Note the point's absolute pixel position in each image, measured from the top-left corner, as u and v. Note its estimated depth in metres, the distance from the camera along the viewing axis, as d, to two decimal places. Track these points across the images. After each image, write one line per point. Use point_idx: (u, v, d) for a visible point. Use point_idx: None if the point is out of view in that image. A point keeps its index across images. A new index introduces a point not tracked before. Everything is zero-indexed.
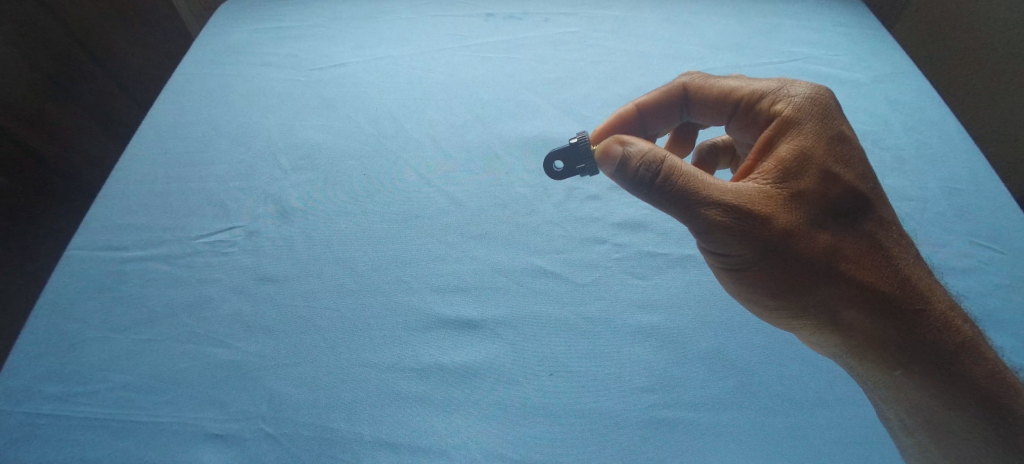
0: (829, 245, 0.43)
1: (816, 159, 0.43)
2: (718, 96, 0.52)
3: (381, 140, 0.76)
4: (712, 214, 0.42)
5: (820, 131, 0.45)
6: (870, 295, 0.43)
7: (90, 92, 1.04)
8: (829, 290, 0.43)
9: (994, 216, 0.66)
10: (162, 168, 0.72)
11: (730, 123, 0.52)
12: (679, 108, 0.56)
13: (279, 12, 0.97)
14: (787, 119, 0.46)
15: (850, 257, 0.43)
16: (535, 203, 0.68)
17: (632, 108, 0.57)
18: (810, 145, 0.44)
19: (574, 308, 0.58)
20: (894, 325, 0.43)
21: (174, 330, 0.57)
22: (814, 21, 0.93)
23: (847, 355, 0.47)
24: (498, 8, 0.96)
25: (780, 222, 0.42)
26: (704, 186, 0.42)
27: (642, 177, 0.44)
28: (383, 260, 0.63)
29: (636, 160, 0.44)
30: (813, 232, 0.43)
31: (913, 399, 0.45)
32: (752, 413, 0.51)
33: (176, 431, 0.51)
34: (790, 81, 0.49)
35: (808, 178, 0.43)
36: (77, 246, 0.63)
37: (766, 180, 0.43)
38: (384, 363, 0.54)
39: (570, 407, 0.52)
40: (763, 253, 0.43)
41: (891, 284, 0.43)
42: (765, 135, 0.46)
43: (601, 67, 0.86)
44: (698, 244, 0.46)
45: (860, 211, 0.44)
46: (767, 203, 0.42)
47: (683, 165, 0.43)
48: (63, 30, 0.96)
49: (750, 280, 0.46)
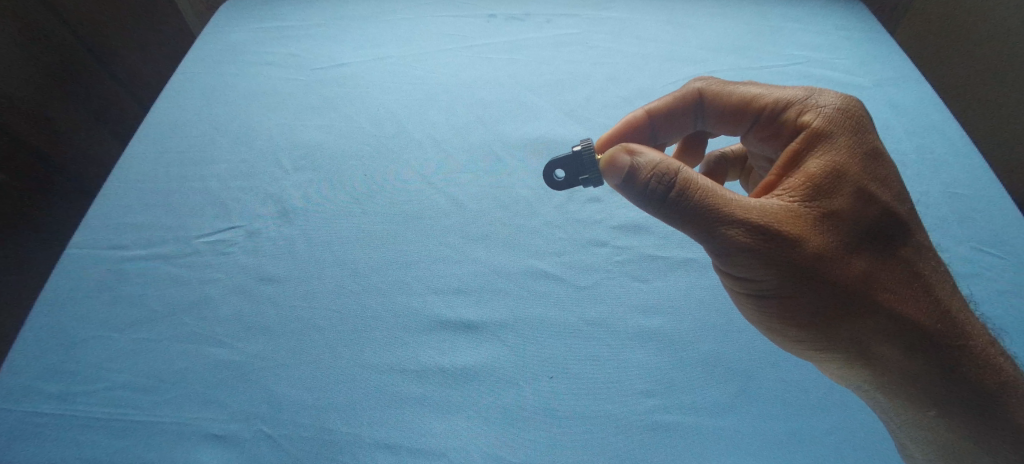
0: (863, 272, 0.41)
1: (849, 178, 0.42)
2: (737, 103, 0.51)
3: (382, 141, 0.76)
4: (731, 233, 0.40)
5: (853, 148, 0.43)
6: (905, 326, 0.41)
7: (91, 90, 1.05)
8: (861, 320, 0.41)
9: (995, 221, 0.66)
10: (163, 168, 0.72)
11: (749, 132, 0.51)
12: (693, 116, 0.55)
13: (281, 12, 0.97)
14: (815, 132, 0.44)
15: (886, 284, 0.41)
16: (536, 205, 0.68)
17: (642, 115, 0.56)
18: (843, 163, 0.42)
19: (574, 311, 0.58)
20: (928, 357, 0.42)
21: (174, 329, 0.57)
22: (816, 24, 0.93)
23: (872, 382, 0.45)
24: (499, 9, 0.96)
25: (807, 243, 0.40)
26: (728, 206, 0.41)
27: (656, 191, 0.42)
28: (383, 261, 0.63)
29: (648, 172, 0.42)
30: (846, 257, 0.41)
31: (936, 426, 0.44)
32: (753, 418, 0.51)
33: (176, 432, 0.51)
34: (818, 91, 0.47)
35: (840, 198, 0.41)
36: (77, 245, 0.63)
37: (796, 199, 0.41)
38: (384, 364, 0.54)
39: (570, 409, 0.52)
40: (790, 277, 0.41)
41: (928, 314, 0.41)
42: (790, 148, 0.45)
43: (602, 69, 0.86)
44: (719, 265, 0.44)
45: (895, 235, 0.42)
46: (796, 224, 0.40)
47: (700, 179, 0.42)
48: (64, 26, 0.96)
49: (774, 305, 0.44)
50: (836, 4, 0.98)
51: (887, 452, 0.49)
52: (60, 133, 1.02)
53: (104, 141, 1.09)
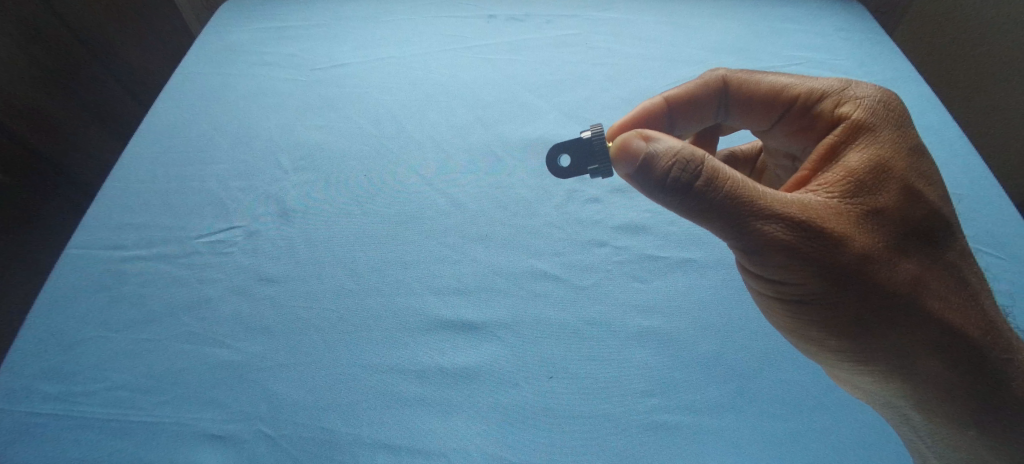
0: (907, 275, 0.40)
1: (892, 177, 0.42)
2: (768, 91, 0.52)
3: (382, 141, 0.76)
4: (772, 230, 0.40)
5: (896, 147, 0.44)
6: (948, 335, 0.41)
7: (91, 91, 1.05)
8: (903, 327, 0.41)
9: (994, 221, 0.66)
10: (163, 168, 0.72)
11: (779, 123, 0.53)
12: (716, 105, 0.56)
13: (281, 12, 0.97)
14: (855, 124, 0.45)
15: (930, 288, 0.41)
16: (536, 205, 0.68)
17: (663, 101, 0.57)
18: (887, 160, 0.43)
19: (574, 311, 0.58)
20: (969, 369, 0.41)
21: (174, 329, 0.57)
22: (815, 25, 0.93)
23: (905, 398, 0.45)
24: (499, 10, 0.96)
25: (847, 241, 0.40)
26: (769, 202, 0.40)
27: (678, 179, 0.41)
28: (382, 261, 0.63)
29: (668, 159, 0.41)
30: (891, 258, 0.40)
31: (962, 442, 0.44)
32: (752, 419, 0.51)
33: (175, 432, 0.51)
34: (855, 82, 0.49)
35: (884, 196, 0.41)
36: (77, 245, 0.63)
37: (838, 195, 0.42)
38: (383, 364, 0.54)
39: (570, 409, 0.52)
40: (831, 279, 0.40)
41: (970, 325, 0.41)
42: (828, 140, 0.46)
43: (602, 69, 0.86)
44: (754, 266, 0.44)
45: (938, 240, 0.42)
46: (840, 221, 0.40)
47: (735, 174, 0.41)
48: (64, 27, 0.97)
49: (811, 309, 0.43)
50: (836, 5, 0.98)
51: (886, 451, 0.50)
52: (63, 137, 1.03)
53: (102, 142, 1.10)
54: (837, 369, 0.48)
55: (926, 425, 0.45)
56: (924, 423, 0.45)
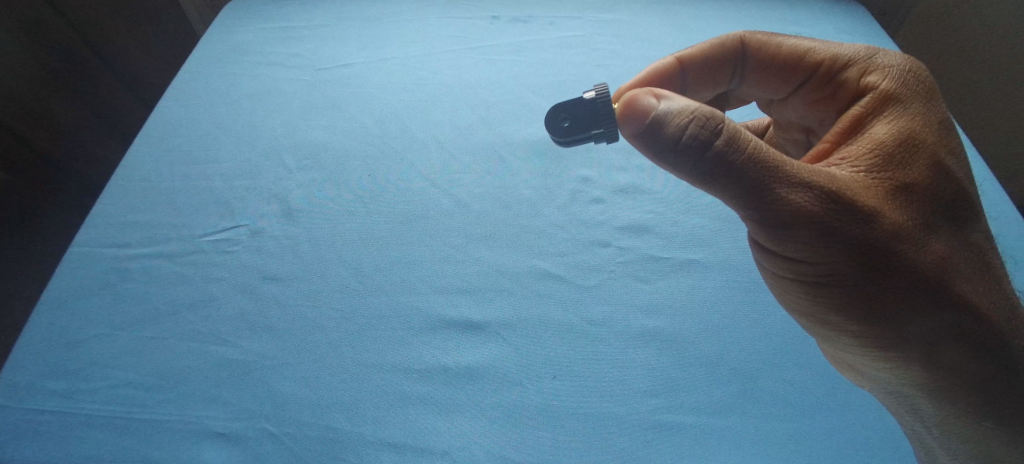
0: (933, 252, 0.41)
1: (920, 150, 0.43)
2: (790, 54, 0.53)
3: (386, 141, 0.76)
4: (797, 199, 0.40)
5: (925, 121, 0.44)
6: (972, 318, 0.41)
7: (89, 88, 1.09)
8: (926, 306, 0.41)
9: (1001, 217, 0.66)
10: (167, 166, 0.72)
11: (798, 91, 0.54)
12: (734, 71, 0.58)
13: (285, 12, 0.97)
14: (884, 94, 0.45)
15: (956, 268, 0.41)
16: (539, 206, 0.68)
17: (674, 63, 0.58)
18: (916, 133, 0.43)
19: (579, 312, 0.58)
20: (992, 354, 0.41)
21: (177, 328, 0.57)
22: (819, 27, 0.93)
23: (919, 389, 0.45)
24: (503, 11, 0.96)
25: (872, 214, 0.40)
26: (792, 171, 0.40)
27: (692, 137, 0.41)
28: (386, 260, 0.63)
29: (682, 118, 0.41)
30: (917, 234, 0.41)
31: (972, 432, 0.45)
32: (755, 420, 0.51)
33: (178, 430, 0.50)
34: (882, 51, 0.49)
35: (911, 170, 0.42)
36: (81, 243, 0.63)
37: (864, 168, 0.42)
38: (386, 363, 0.54)
39: (574, 410, 0.51)
40: (852, 252, 0.40)
41: (995, 308, 0.42)
42: (854, 110, 0.46)
43: (606, 71, 0.86)
44: (770, 240, 0.44)
45: (963, 220, 0.43)
46: (865, 192, 0.40)
47: (757, 141, 0.41)
48: (69, 28, 1.02)
49: (826, 287, 0.43)
50: (841, 7, 0.98)
51: (897, 446, 0.49)
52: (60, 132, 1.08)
53: (101, 140, 1.15)
54: (848, 354, 0.48)
55: (935, 411, 0.45)
56: (931, 410, 0.45)
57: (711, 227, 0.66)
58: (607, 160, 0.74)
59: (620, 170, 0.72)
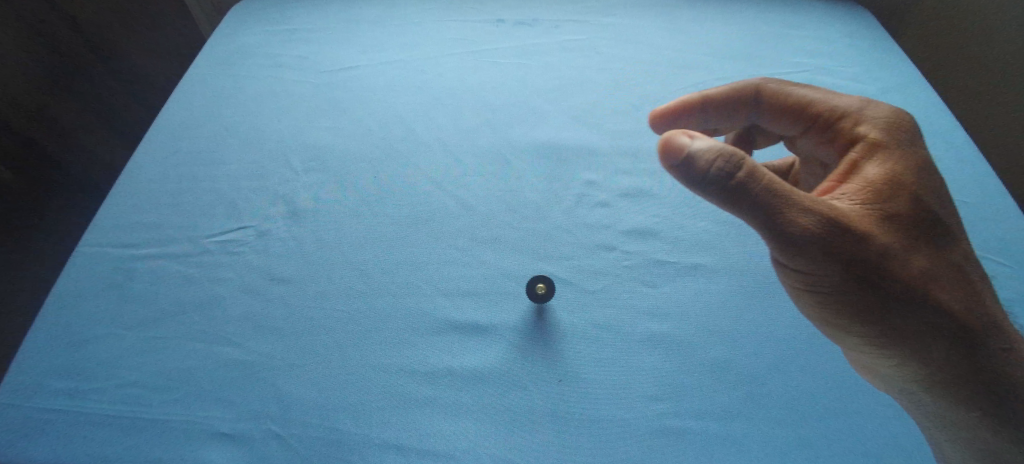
0: (932, 275, 0.41)
1: (921, 192, 0.43)
2: (794, 103, 0.52)
3: (391, 143, 0.77)
4: (813, 232, 0.40)
5: (919, 166, 0.44)
6: (976, 350, 0.41)
7: (96, 89, 1.18)
8: (931, 337, 0.41)
9: (1006, 223, 0.66)
10: (174, 167, 0.73)
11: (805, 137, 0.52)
12: (749, 114, 0.55)
13: (293, 14, 0.98)
14: (873, 142, 0.46)
15: (959, 301, 0.41)
16: (545, 209, 0.68)
17: (698, 96, 0.56)
18: (913, 179, 0.43)
19: (584, 316, 0.58)
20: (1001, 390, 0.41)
21: (183, 328, 0.57)
22: (822, 32, 0.96)
23: (927, 390, 0.44)
24: (508, 14, 0.97)
25: (878, 245, 0.41)
26: (812, 206, 0.40)
27: (719, 172, 0.40)
28: (391, 262, 0.63)
29: (709, 155, 0.41)
30: (922, 265, 0.41)
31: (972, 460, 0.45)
32: (762, 426, 0.50)
33: (184, 431, 0.50)
34: (874, 102, 0.49)
35: (915, 209, 0.42)
36: (89, 244, 0.64)
37: (871, 207, 0.42)
38: (392, 365, 0.54)
39: (580, 414, 0.51)
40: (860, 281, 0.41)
41: (998, 341, 0.42)
42: (850, 156, 0.46)
43: (606, 75, 0.88)
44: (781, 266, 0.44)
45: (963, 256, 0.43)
46: (873, 229, 0.41)
47: (775, 177, 0.41)
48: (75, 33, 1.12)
49: (838, 308, 0.44)
50: (840, 15, 1.00)
51: (909, 455, 0.48)
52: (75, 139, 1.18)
53: (95, 131, 1.20)
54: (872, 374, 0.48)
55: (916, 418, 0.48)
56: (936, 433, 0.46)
57: (717, 232, 0.66)
58: (612, 164, 0.74)
59: (625, 174, 0.73)
